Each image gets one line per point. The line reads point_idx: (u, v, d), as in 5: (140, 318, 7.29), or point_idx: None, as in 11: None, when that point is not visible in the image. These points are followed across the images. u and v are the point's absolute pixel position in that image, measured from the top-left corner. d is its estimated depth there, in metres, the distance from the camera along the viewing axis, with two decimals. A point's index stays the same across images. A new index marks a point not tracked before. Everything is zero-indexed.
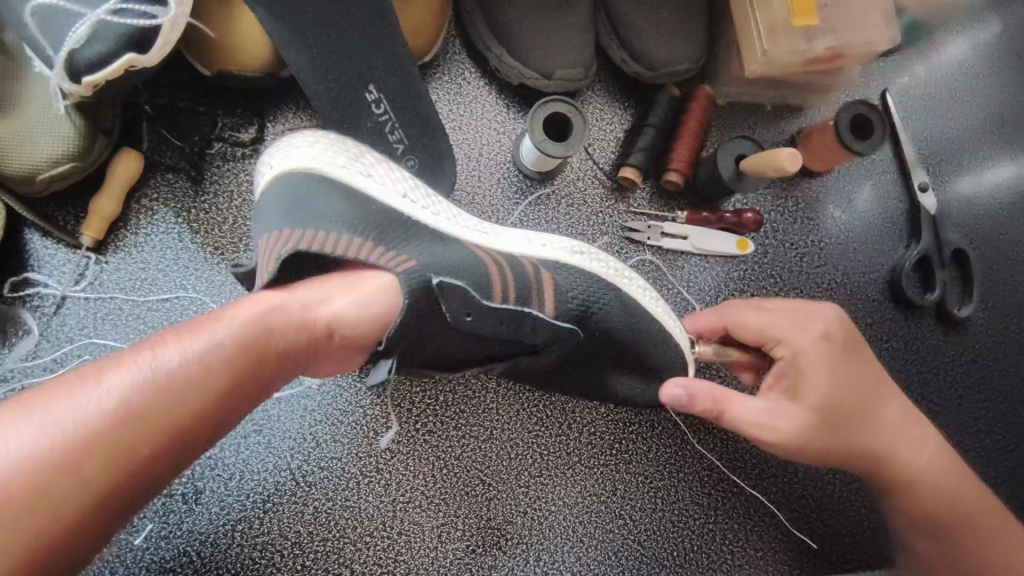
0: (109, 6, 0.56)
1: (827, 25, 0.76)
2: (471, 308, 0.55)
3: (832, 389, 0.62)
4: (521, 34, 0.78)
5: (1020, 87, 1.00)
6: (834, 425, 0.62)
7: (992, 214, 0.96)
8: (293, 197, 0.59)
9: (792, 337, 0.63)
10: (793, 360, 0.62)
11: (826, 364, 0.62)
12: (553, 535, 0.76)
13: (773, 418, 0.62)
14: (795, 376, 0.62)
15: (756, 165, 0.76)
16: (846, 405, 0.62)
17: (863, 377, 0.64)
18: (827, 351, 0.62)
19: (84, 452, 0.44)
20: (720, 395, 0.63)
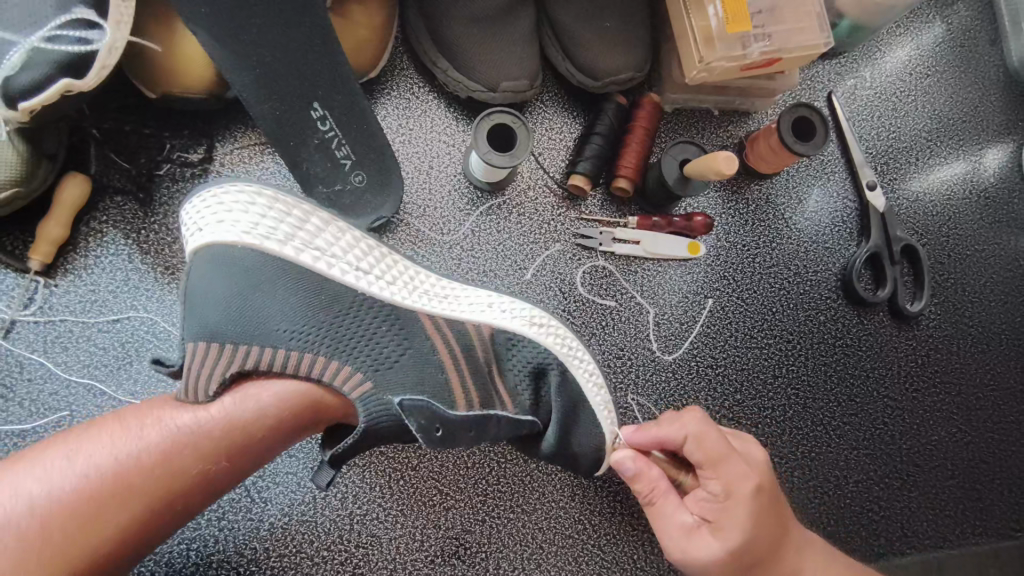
0: (43, 34, 0.57)
1: (763, 30, 0.78)
2: (438, 424, 0.61)
3: (755, 532, 0.57)
4: (465, 49, 0.79)
5: (964, 86, 1.02)
6: (747, 567, 0.57)
7: (941, 210, 0.98)
8: (236, 287, 0.59)
9: (727, 470, 0.58)
10: (721, 492, 0.58)
11: (751, 503, 0.58)
12: (513, 543, 0.77)
13: (686, 541, 0.58)
14: (722, 515, 0.58)
15: (699, 170, 0.77)
16: (765, 551, 0.58)
17: (781, 524, 0.60)
18: (759, 496, 0.58)
19: (115, 497, 0.50)
20: (661, 489, 0.60)
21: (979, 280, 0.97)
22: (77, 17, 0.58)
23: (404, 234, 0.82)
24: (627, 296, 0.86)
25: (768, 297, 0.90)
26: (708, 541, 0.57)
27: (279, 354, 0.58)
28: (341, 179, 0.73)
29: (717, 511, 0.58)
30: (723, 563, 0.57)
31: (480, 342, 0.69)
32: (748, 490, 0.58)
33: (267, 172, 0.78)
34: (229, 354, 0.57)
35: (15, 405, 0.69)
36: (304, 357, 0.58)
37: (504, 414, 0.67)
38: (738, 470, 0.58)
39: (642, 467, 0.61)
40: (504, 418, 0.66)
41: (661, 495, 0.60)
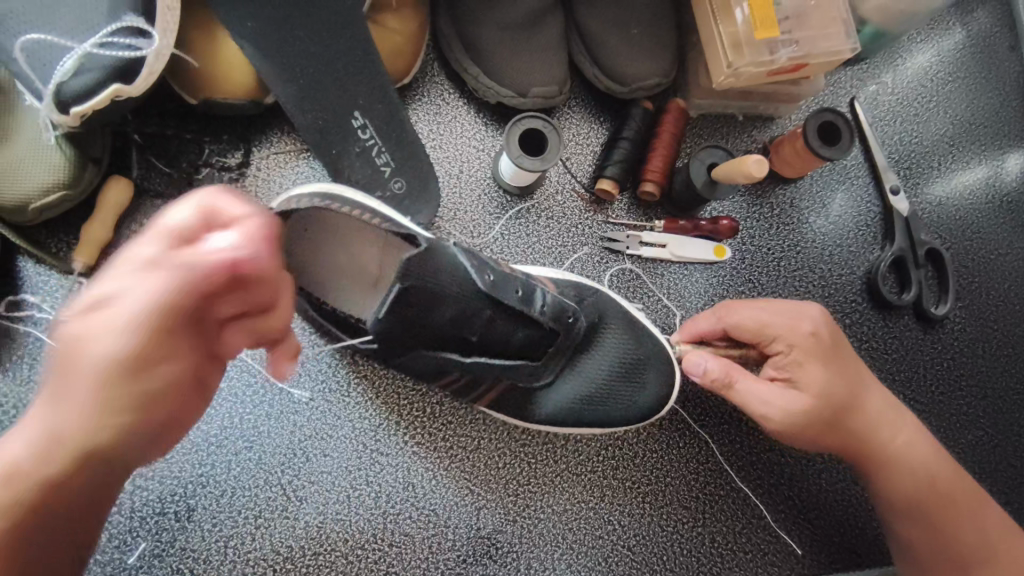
0: (96, 40, 0.59)
1: (790, 36, 0.79)
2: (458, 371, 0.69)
3: (828, 375, 0.66)
4: (496, 55, 0.80)
5: (985, 92, 1.03)
6: (829, 402, 0.66)
7: (964, 214, 0.99)
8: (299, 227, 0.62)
9: (786, 331, 0.68)
10: (787, 353, 0.67)
11: (818, 355, 0.66)
12: (544, 543, 0.77)
13: (777, 398, 0.66)
14: (794, 367, 0.67)
15: (727, 172, 0.78)
16: (838, 393, 0.67)
17: (849, 367, 0.68)
18: (817, 340, 0.67)
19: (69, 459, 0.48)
20: (736, 370, 0.67)
21: (1004, 283, 0.97)
22: (126, 24, 0.60)
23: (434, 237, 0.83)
24: (654, 298, 0.87)
25: (794, 300, 0.91)
26: (794, 394, 0.66)
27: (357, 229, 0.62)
28: (381, 185, 0.74)
29: (791, 370, 0.67)
30: (806, 412, 0.66)
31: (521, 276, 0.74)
32: (804, 339, 0.67)
33: (301, 176, 0.79)
34: None
35: None
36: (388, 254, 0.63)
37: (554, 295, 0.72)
38: (794, 326, 0.67)
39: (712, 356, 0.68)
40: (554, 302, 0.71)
41: (738, 376, 0.67)
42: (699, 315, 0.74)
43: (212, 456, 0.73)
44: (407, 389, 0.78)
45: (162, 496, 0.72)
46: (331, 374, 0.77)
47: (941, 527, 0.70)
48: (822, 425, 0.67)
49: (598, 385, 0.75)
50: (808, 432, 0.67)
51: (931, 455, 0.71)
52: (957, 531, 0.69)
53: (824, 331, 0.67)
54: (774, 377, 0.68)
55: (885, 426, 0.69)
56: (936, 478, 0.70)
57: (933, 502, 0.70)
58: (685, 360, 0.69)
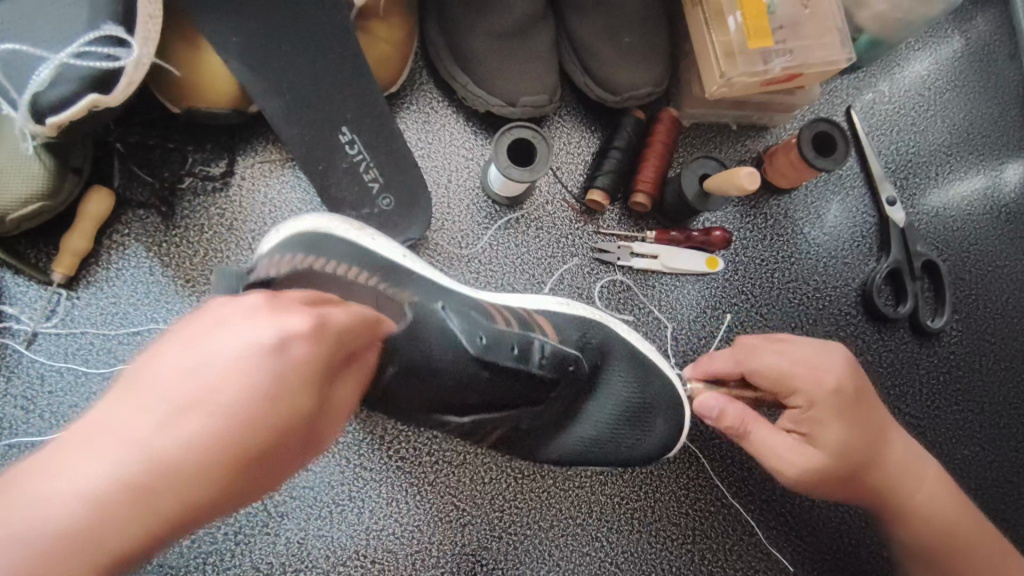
0: (72, 50, 0.58)
1: (784, 46, 0.78)
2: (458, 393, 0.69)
3: (848, 433, 0.64)
4: (486, 63, 0.79)
5: (983, 101, 1.02)
6: (846, 458, 0.64)
7: (962, 225, 0.97)
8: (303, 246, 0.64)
9: (807, 383, 0.64)
10: (806, 408, 0.64)
11: (838, 411, 0.64)
12: (530, 560, 0.76)
13: (790, 454, 0.64)
14: (810, 422, 0.64)
15: (720, 184, 0.77)
16: (853, 451, 0.64)
17: (871, 422, 0.65)
18: (840, 395, 0.64)
19: (237, 466, 0.40)
20: (750, 420, 0.65)
21: (1002, 296, 0.96)
22: (103, 34, 0.58)
23: (422, 248, 0.82)
24: (644, 310, 0.86)
25: (787, 313, 0.89)
26: (810, 450, 0.64)
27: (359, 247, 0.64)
28: (369, 203, 0.73)
29: (806, 423, 0.65)
30: (819, 470, 0.64)
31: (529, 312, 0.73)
32: (826, 395, 0.64)
33: (287, 185, 0.78)
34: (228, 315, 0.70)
35: (37, 419, 0.70)
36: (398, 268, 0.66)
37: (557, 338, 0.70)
38: (815, 380, 0.64)
39: (724, 402, 0.66)
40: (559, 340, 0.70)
41: (751, 426, 0.66)
42: (718, 352, 0.72)
43: None
44: None
45: None
46: None
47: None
48: (838, 480, 0.65)
49: (587, 399, 0.74)
50: (821, 486, 0.65)
51: (952, 503, 0.69)
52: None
53: (848, 386, 0.64)
54: (792, 428, 0.67)
55: (903, 476, 0.68)
56: (958, 530, 0.68)
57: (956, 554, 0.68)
58: (697, 405, 0.68)
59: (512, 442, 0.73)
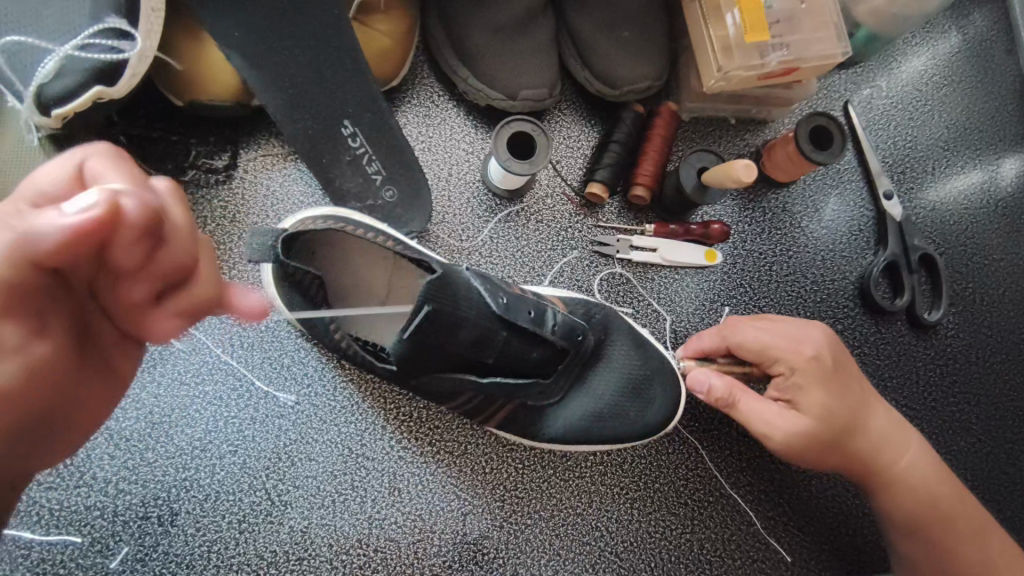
0: (77, 43, 0.58)
1: (781, 40, 0.78)
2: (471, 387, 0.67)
3: (831, 399, 0.65)
4: (486, 57, 0.80)
5: (980, 96, 1.02)
6: (832, 425, 0.65)
7: (958, 219, 0.98)
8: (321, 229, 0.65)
9: (788, 352, 0.67)
10: (789, 375, 0.66)
11: (821, 378, 0.66)
12: (531, 549, 0.77)
13: (779, 420, 0.65)
14: (794, 388, 0.66)
15: (717, 177, 0.78)
16: (838, 416, 0.65)
17: (852, 390, 0.67)
18: (819, 364, 0.66)
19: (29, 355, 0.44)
20: (739, 388, 0.66)
21: (998, 289, 0.97)
22: (108, 26, 0.59)
23: (424, 241, 0.83)
24: (644, 303, 0.87)
25: (785, 305, 0.90)
26: (796, 415, 0.65)
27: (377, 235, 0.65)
28: (372, 195, 0.74)
29: (791, 391, 0.66)
30: (807, 434, 0.65)
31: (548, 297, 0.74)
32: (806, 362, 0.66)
33: (289, 178, 0.79)
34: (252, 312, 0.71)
35: None
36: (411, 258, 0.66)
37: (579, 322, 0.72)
38: (794, 347, 0.67)
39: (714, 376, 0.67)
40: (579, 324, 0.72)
41: (740, 395, 0.66)
42: (705, 331, 0.75)
43: (195, 460, 0.73)
44: (394, 393, 0.77)
45: (145, 500, 0.71)
46: (317, 378, 0.76)
47: (938, 544, 0.69)
48: (824, 447, 0.66)
49: (589, 391, 0.74)
50: (810, 453, 0.66)
51: (931, 470, 0.70)
52: (955, 551, 0.68)
53: (826, 355, 0.66)
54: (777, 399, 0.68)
55: (886, 443, 0.69)
56: (936, 496, 0.69)
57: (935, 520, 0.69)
58: (687, 380, 0.69)
59: (512, 432, 0.73)
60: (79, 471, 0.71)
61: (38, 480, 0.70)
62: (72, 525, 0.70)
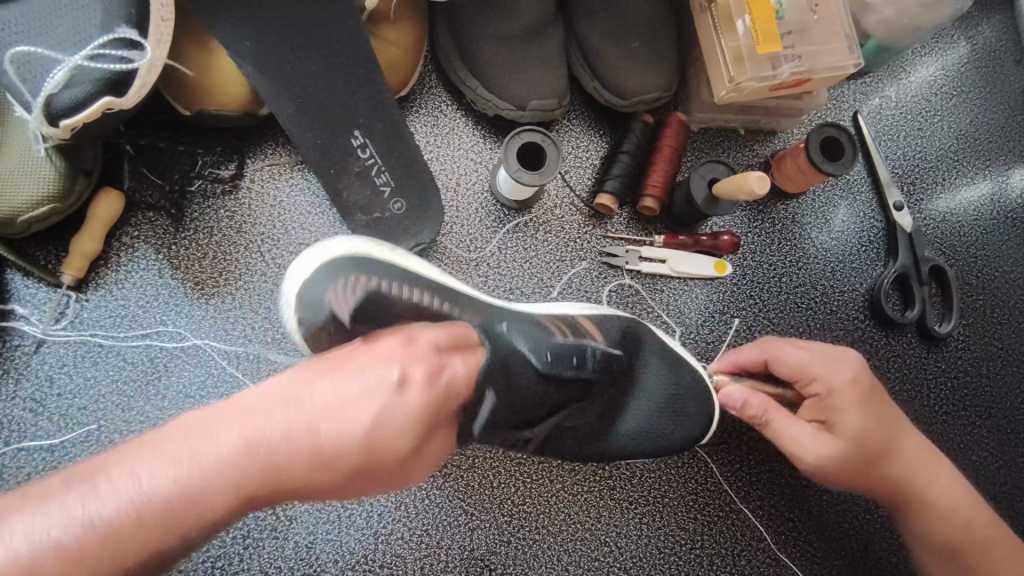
0: (85, 53, 0.58)
1: (792, 51, 0.78)
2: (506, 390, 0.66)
3: (867, 422, 0.64)
4: (497, 67, 0.79)
5: (989, 107, 1.02)
6: (866, 448, 0.64)
7: (968, 231, 0.97)
8: (336, 267, 0.65)
9: (826, 373, 0.65)
10: (825, 396, 0.65)
11: (857, 400, 0.64)
12: (538, 564, 0.76)
13: (813, 442, 0.64)
14: (829, 408, 0.65)
15: (729, 189, 0.77)
16: (873, 442, 0.64)
17: (888, 413, 0.66)
18: (858, 386, 0.65)
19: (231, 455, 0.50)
20: (774, 406, 0.65)
21: (1009, 301, 0.96)
22: (118, 36, 0.58)
23: (432, 252, 0.82)
24: (652, 314, 0.86)
25: (795, 317, 0.89)
26: (831, 439, 0.64)
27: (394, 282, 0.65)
28: (380, 207, 0.73)
29: (826, 412, 0.65)
30: (840, 459, 0.64)
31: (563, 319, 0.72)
32: (844, 383, 0.65)
33: (296, 188, 0.78)
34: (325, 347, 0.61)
35: (45, 421, 0.70)
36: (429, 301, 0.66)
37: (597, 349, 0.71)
38: (832, 367, 0.65)
39: (749, 393, 0.66)
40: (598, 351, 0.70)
41: (774, 413, 0.65)
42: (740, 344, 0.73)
43: None
44: None
45: None
46: None
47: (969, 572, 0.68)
48: (857, 470, 0.65)
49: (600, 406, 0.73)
50: (842, 476, 0.65)
51: (966, 497, 0.69)
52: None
53: (865, 377, 0.65)
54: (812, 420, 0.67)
55: (919, 470, 0.67)
56: (971, 523, 0.68)
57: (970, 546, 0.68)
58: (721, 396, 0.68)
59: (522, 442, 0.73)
60: None
61: None
62: None
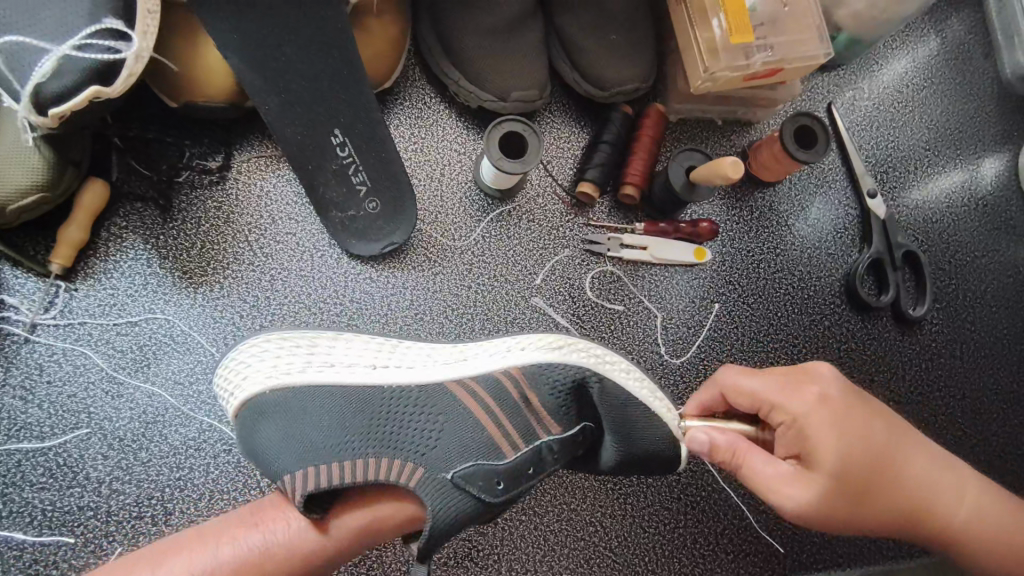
0: (73, 43, 0.59)
1: (765, 42, 0.80)
2: (496, 479, 0.62)
3: (845, 449, 0.56)
4: (478, 60, 0.81)
5: (959, 98, 1.05)
6: (853, 479, 0.56)
7: (940, 218, 1.00)
8: (262, 450, 0.61)
9: (789, 400, 0.58)
10: (789, 427, 0.58)
11: (829, 425, 0.57)
12: (525, 545, 0.77)
13: (789, 487, 0.56)
14: (799, 440, 0.57)
15: (705, 175, 0.79)
16: (860, 469, 0.56)
17: (874, 433, 0.58)
18: (826, 407, 0.58)
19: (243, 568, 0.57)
20: (741, 447, 0.59)
21: (980, 285, 0.99)
22: (106, 27, 0.60)
23: (417, 241, 0.83)
24: (635, 300, 0.88)
25: (774, 302, 0.92)
26: (808, 477, 0.56)
27: (310, 467, 0.58)
28: (355, 205, 0.77)
29: (799, 445, 0.58)
30: (828, 500, 0.56)
31: (515, 383, 0.67)
32: (810, 408, 0.57)
33: (283, 180, 0.80)
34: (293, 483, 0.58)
35: (36, 408, 0.70)
36: (356, 462, 0.59)
37: (550, 438, 0.67)
38: (792, 392, 0.59)
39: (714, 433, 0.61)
40: (553, 440, 0.67)
41: (743, 454, 0.59)
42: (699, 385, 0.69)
43: (190, 459, 0.72)
44: None
45: (139, 499, 0.70)
46: None
47: None
48: (851, 506, 0.56)
49: None
50: (836, 519, 0.57)
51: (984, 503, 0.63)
52: None
53: (833, 395, 0.58)
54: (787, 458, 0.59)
55: (930, 487, 0.61)
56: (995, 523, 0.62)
57: (997, 572, 0.61)
58: (687, 441, 0.63)
59: None
60: (73, 471, 0.70)
61: (31, 481, 0.69)
62: (66, 526, 0.69)
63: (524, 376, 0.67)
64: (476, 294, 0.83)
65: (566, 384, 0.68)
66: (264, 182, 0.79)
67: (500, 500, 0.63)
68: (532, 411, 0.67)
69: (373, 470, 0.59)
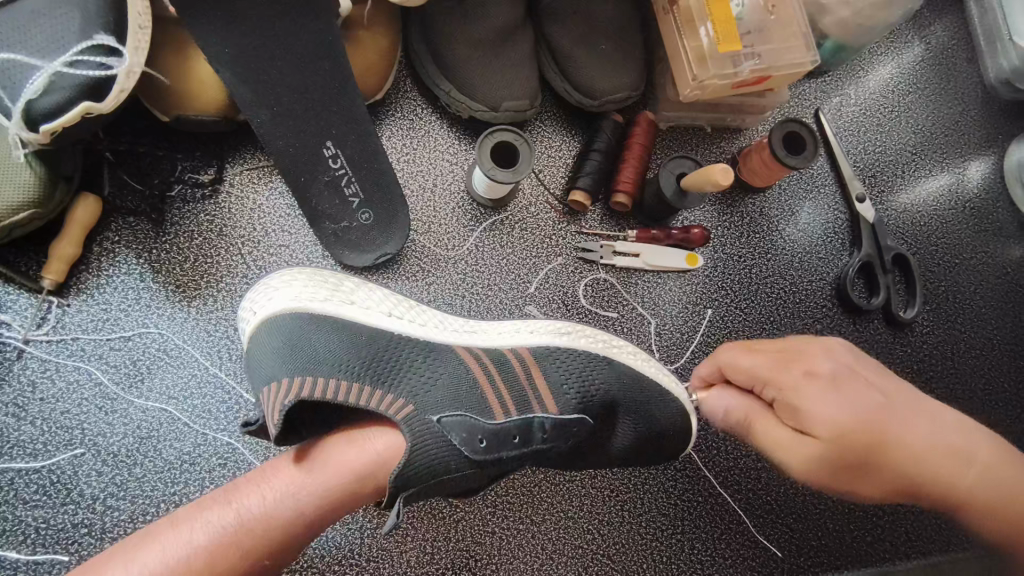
0: (64, 59, 0.59)
1: (752, 50, 0.81)
2: (481, 434, 0.61)
3: (838, 407, 0.57)
4: (469, 71, 0.81)
5: (945, 102, 1.06)
6: (847, 437, 0.56)
7: (929, 220, 1.01)
8: (266, 356, 0.61)
9: (780, 372, 0.60)
10: (778, 395, 0.60)
11: (821, 387, 0.58)
12: (523, 554, 0.77)
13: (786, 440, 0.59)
14: (788, 405, 0.59)
15: (696, 181, 0.80)
16: (854, 427, 0.56)
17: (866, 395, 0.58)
18: (814, 377, 0.58)
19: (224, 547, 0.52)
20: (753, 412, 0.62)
21: (969, 287, 1.00)
22: (97, 43, 0.60)
23: (410, 251, 0.84)
24: (628, 307, 0.88)
25: (766, 308, 0.92)
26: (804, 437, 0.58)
27: (301, 376, 0.57)
28: (347, 216, 0.77)
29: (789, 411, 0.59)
30: (821, 463, 0.57)
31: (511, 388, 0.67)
32: (799, 376, 0.59)
33: (275, 193, 0.80)
34: (282, 389, 0.57)
35: (28, 426, 0.70)
36: (353, 383, 0.58)
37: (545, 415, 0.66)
38: (781, 365, 0.60)
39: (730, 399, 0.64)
40: (547, 420, 0.66)
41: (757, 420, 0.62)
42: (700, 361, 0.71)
43: (185, 474, 0.72)
44: None
45: (133, 515, 0.70)
46: None
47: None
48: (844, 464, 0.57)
49: None
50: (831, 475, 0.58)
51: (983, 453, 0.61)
52: None
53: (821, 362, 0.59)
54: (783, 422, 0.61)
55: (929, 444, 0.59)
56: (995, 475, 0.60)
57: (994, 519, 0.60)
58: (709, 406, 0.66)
59: None
60: (66, 488, 0.69)
61: (24, 499, 0.68)
62: (59, 544, 0.68)
63: (530, 356, 0.70)
64: (470, 304, 0.84)
65: (573, 373, 0.70)
66: (255, 197, 0.79)
67: (481, 458, 0.61)
68: (535, 384, 0.68)
69: (364, 396, 0.58)
